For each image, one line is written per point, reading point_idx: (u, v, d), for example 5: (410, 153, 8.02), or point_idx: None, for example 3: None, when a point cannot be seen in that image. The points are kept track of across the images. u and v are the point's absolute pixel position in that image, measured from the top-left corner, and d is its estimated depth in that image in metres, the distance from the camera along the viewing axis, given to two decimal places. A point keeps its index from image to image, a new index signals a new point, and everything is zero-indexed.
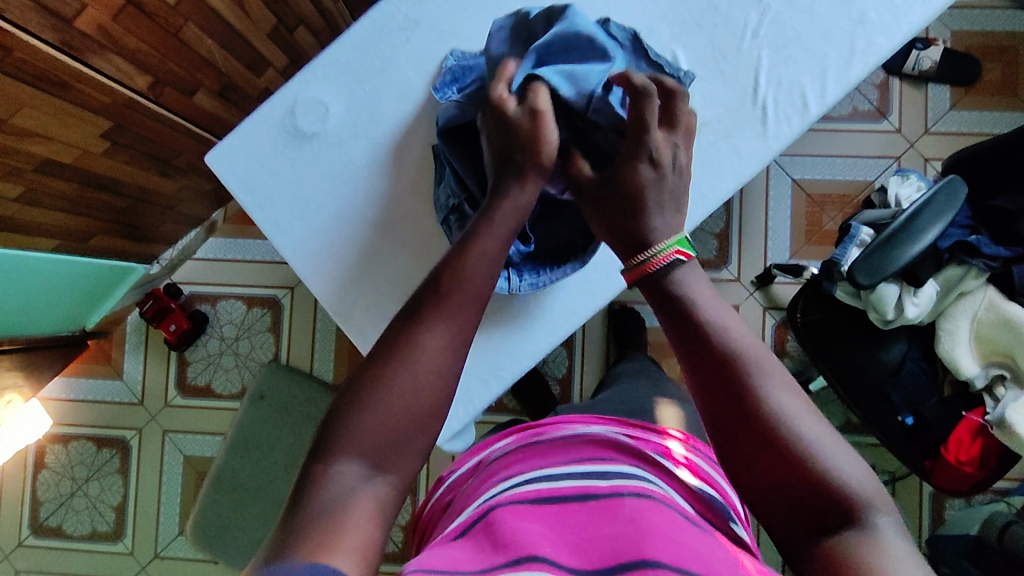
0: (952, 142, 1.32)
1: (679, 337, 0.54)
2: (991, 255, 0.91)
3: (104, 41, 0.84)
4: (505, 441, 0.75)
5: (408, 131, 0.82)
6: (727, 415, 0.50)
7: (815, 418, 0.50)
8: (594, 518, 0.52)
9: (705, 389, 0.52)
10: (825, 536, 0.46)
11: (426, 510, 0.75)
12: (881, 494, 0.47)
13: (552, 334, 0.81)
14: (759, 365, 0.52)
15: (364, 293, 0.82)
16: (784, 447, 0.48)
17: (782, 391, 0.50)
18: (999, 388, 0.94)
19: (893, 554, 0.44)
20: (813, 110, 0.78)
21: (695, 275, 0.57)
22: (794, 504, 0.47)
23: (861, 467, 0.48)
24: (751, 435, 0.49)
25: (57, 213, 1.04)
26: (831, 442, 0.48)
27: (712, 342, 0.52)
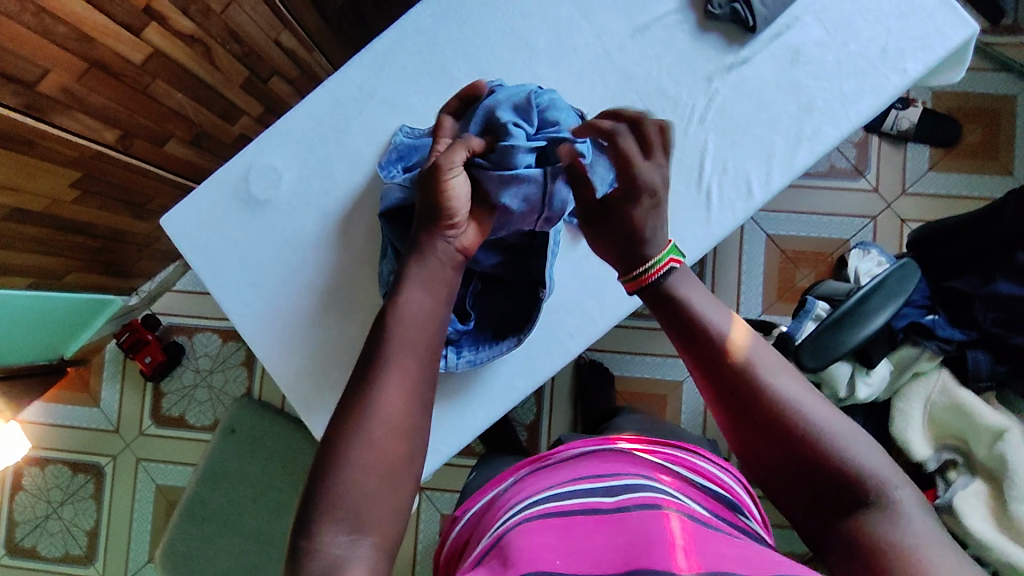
0: (932, 203, 1.32)
1: (680, 335, 0.56)
2: (945, 338, 0.90)
3: (69, 101, 0.85)
4: (517, 475, 0.72)
5: (357, 202, 0.83)
6: (739, 411, 0.51)
7: (822, 400, 0.50)
8: (600, 537, 0.49)
9: (711, 383, 0.53)
10: (851, 520, 0.46)
11: (444, 558, 0.72)
12: (897, 470, 0.47)
13: (492, 410, 0.80)
14: (764, 355, 0.52)
15: (310, 360, 0.82)
16: (797, 432, 0.49)
17: (785, 377, 0.51)
18: (951, 472, 0.94)
19: (917, 533, 0.44)
20: (757, 197, 0.78)
21: (686, 276, 0.59)
22: (810, 493, 0.48)
23: (878, 448, 0.48)
24: (762, 423, 0.50)
25: (33, 255, 1.06)
26: (841, 421, 0.49)
27: (717, 336, 0.54)
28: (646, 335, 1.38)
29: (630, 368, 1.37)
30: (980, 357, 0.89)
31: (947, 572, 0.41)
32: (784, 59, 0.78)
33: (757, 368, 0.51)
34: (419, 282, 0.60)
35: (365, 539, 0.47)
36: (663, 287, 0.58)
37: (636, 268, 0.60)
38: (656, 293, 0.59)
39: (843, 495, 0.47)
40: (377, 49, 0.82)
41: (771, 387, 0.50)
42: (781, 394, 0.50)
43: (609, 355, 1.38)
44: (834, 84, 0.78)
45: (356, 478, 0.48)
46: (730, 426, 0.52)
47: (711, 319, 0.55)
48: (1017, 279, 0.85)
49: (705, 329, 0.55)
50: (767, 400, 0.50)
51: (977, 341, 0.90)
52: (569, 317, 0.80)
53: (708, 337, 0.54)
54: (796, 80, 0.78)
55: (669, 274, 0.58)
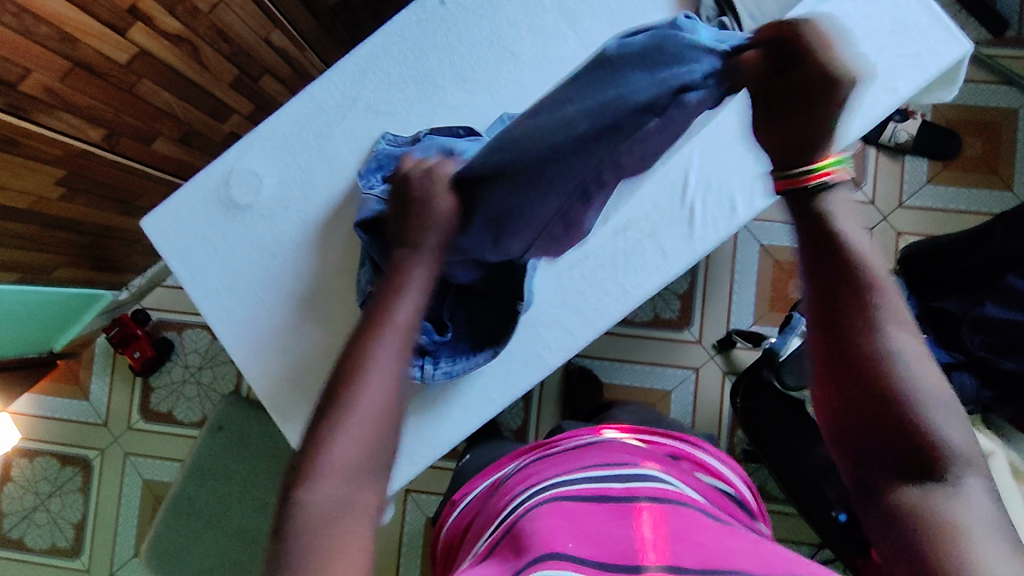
0: (928, 216, 1.30)
1: (812, 254, 0.48)
2: (930, 359, 0.90)
3: (52, 100, 0.85)
4: (519, 462, 0.71)
5: (337, 208, 0.82)
6: (850, 350, 0.45)
7: (931, 362, 0.45)
8: (612, 522, 0.48)
9: (828, 312, 0.46)
10: (911, 485, 0.43)
11: (440, 545, 0.72)
12: (976, 454, 0.44)
13: (466, 423, 0.79)
14: (890, 298, 0.46)
15: (288, 366, 0.82)
16: (895, 386, 0.44)
17: (903, 328, 0.45)
18: None
19: (980, 516, 0.41)
20: (741, 214, 0.77)
21: (841, 193, 0.49)
22: (882, 447, 0.44)
23: (965, 424, 0.44)
24: (868, 367, 0.44)
25: (20, 251, 1.05)
26: (939, 389, 0.44)
27: (855, 263, 0.46)
28: (635, 343, 1.37)
29: (618, 375, 1.36)
30: (965, 380, 0.87)
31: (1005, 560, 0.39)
32: None
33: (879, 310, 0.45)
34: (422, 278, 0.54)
35: (359, 496, 0.45)
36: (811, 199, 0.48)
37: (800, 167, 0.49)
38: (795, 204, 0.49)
39: (915, 463, 0.43)
40: (360, 55, 0.81)
41: (886, 337, 0.45)
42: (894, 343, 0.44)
43: (598, 361, 1.37)
44: None
45: (357, 432, 0.46)
46: (829, 359, 0.46)
47: (853, 242, 0.47)
48: (1005, 303, 0.84)
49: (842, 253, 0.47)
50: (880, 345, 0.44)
51: (963, 364, 0.89)
52: (549, 330, 0.79)
53: (843, 264, 0.46)
54: None
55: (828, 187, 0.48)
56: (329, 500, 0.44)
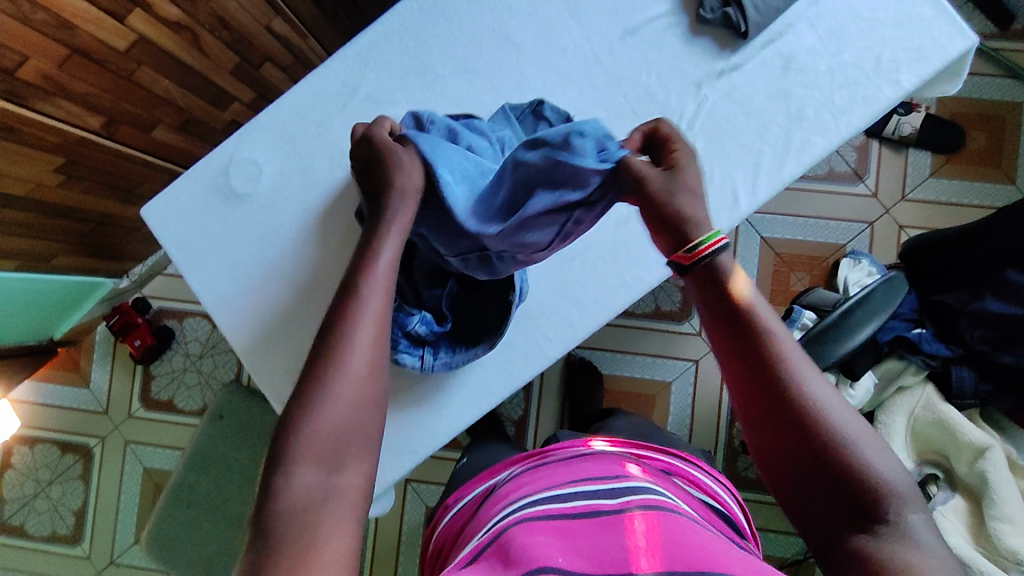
0: (930, 210, 1.30)
1: (727, 330, 0.52)
2: (930, 353, 0.89)
3: (49, 87, 0.84)
4: (514, 469, 0.71)
5: (337, 197, 0.82)
6: (778, 414, 0.49)
7: (854, 415, 0.49)
8: (602, 530, 0.49)
9: (749, 380, 0.51)
10: (867, 539, 0.46)
11: (433, 548, 0.73)
12: (915, 495, 0.47)
13: (466, 414, 0.79)
14: (802, 360, 0.51)
15: (290, 357, 0.81)
16: (826, 443, 0.48)
17: (817, 381, 0.50)
18: (931, 487, 0.91)
19: (932, 557, 0.45)
20: (744, 206, 0.77)
21: (733, 265, 0.54)
22: (829, 504, 0.47)
23: (901, 469, 0.48)
24: (797, 428, 0.48)
25: (17, 239, 1.05)
26: (867, 437, 0.48)
27: (763, 332, 0.51)
28: (636, 334, 1.37)
29: (619, 366, 1.37)
30: (964, 374, 0.87)
31: None
32: (774, 67, 0.77)
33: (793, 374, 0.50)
34: (396, 241, 0.59)
35: (340, 479, 0.46)
36: (714, 272, 0.54)
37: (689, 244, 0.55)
38: (700, 277, 0.54)
39: (862, 515, 0.46)
40: (361, 44, 0.81)
41: (804, 396, 0.49)
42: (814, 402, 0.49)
43: (598, 353, 1.37)
44: (824, 94, 0.76)
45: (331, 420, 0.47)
46: (764, 425, 0.50)
47: (758, 313, 0.52)
48: (1006, 297, 0.84)
49: (751, 326, 0.51)
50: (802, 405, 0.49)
51: (962, 358, 0.89)
52: (549, 321, 0.79)
53: (754, 336, 0.51)
54: (786, 88, 0.77)
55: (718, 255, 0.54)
56: (310, 488, 0.45)
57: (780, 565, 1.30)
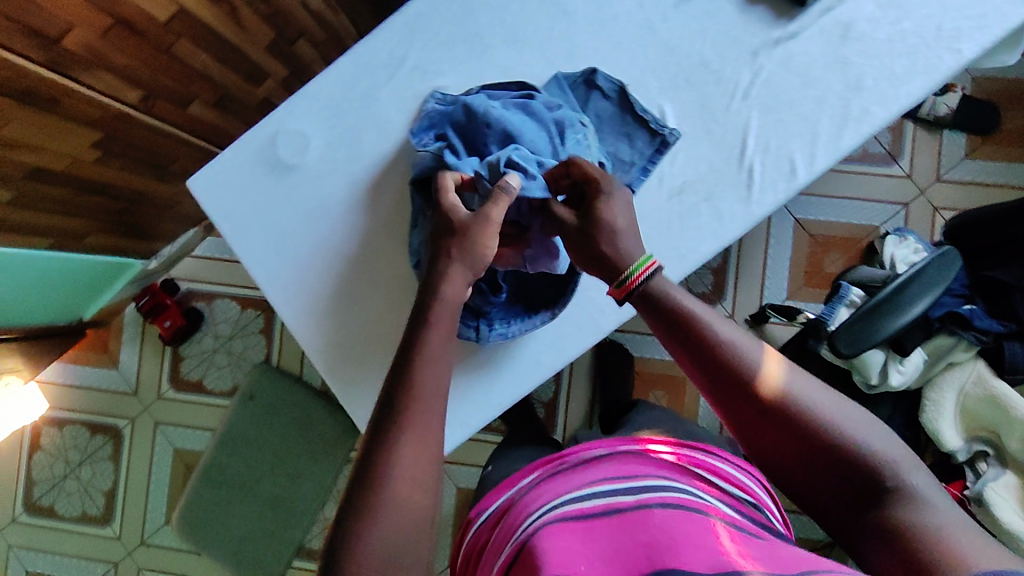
0: (967, 191, 1.26)
1: (682, 343, 0.57)
2: (983, 329, 0.87)
3: (91, 58, 0.83)
4: (533, 477, 0.69)
5: (385, 169, 0.81)
6: (748, 407, 0.53)
7: (820, 388, 0.53)
8: (623, 532, 0.50)
9: (714, 383, 0.55)
10: (869, 503, 0.48)
11: (461, 557, 0.71)
12: (899, 449, 0.49)
13: (518, 386, 0.79)
14: (755, 351, 0.55)
15: (340, 326, 0.82)
16: (800, 420, 0.51)
17: (776, 366, 0.53)
18: (981, 463, 0.92)
19: (927, 503, 0.46)
20: (801, 177, 0.75)
21: (671, 287, 0.61)
22: (826, 478, 0.50)
23: (877, 426, 0.51)
24: (769, 414, 0.52)
25: (51, 215, 1.05)
26: (838, 405, 0.51)
27: (709, 336, 0.56)
28: None
29: (652, 347, 1.36)
30: (1018, 349, 0.87)
31: (962, 533, 0.44)
32: (832, 35, 0.75)
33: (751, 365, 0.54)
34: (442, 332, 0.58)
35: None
36: (655, 297, 0.60)
37: (620, 275, 0.63)
38: (646, 303, 0.61)
39: (856, 480, 0.49)
40: (408, 13, 0.80)
41: (766, 383, 0.53)
42: (777, 387, 0.52)
43: (631, 335, 1.36)
44: (884, 62, 0.75)
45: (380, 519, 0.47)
46: (740, 421, 0.54)
47: (703, 319, 0.57)
48: None
49: (699, 333, 0.56)
50: (766, 394, 0.52)
51: (1015, 333, 0.87)
52: (600, 293, 0.78)
53: (706, 341, 0.56)
54: (845, 57, 0.75)
55: (651, 279, 0.61)
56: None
57: (813, 547, 1.29)
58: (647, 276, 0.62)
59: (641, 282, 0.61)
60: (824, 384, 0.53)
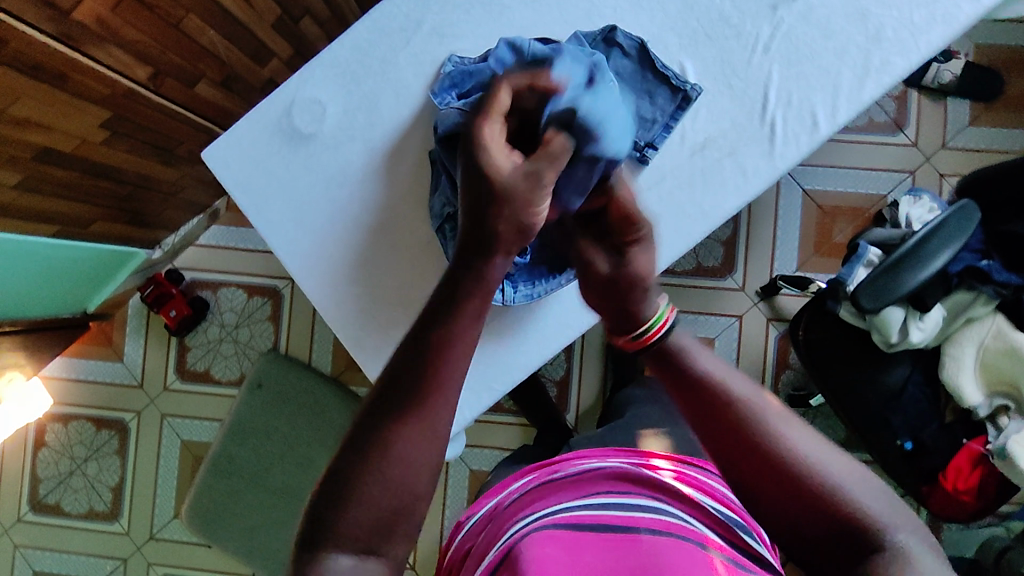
0: (970, 157, 1.27)
1: (698, 412, 0.50)
2: (1002, 282, 0.88)
3: (102, 32, 0.82)
4: (526, 479, 0.72)
5: (405, 135, 0.81)
6: (765, 478, 0.47)
7: (837, 455, 0.48)
8: (609, 551, 0.50)
9: (730, 454, 0.49)
10: None
11: (444, 555, 0.72)
12: (912, 521, 0.46)
13: (545, 348, 0.79)
14: (779, 418, 0.49)
15: (361, 296, 0.81)
16: (820, 490, 0.46)
17: (798, 435, 0.48)
18: (1002, 418, 0.92)
19: None
20: (823, 129, 0.75)
21: (686, 343, 0.54)
22: (840, 550, 0.46)
23: (894, 498, 0.47)
24: (787, 484, 0.47)
25: (56, 200, 1.03)
26: (857, 477, 0.47)
27: (730, 404, 0.49)
28: None
29: None
30: None
31: None
32: None
33: (771, 434, 0.48)
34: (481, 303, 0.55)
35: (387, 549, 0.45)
36: (670, 354, 0.53)
37: (636, 326, 0.55)
38: (660, 362, 0.53)
39: (875, 555, 0.44)
40: None
41: (788, 454, 0.47)
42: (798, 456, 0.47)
43: None
44: (903, 13, 0.75)
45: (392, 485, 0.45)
46: (751, 490, 0.48)
47: (723, 383, 0.51)
48: None
49: (720, 400, 0.50)
50: (789, 465, 0.47)
51: None
52: None
53: (726, 409, 0.49)
54: (864, 9, 0.75)
55: (669, 336, 0.53)
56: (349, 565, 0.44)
57: None
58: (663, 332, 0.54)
59: (657, 336, 0.54)
60: (840, 451, 0.49)
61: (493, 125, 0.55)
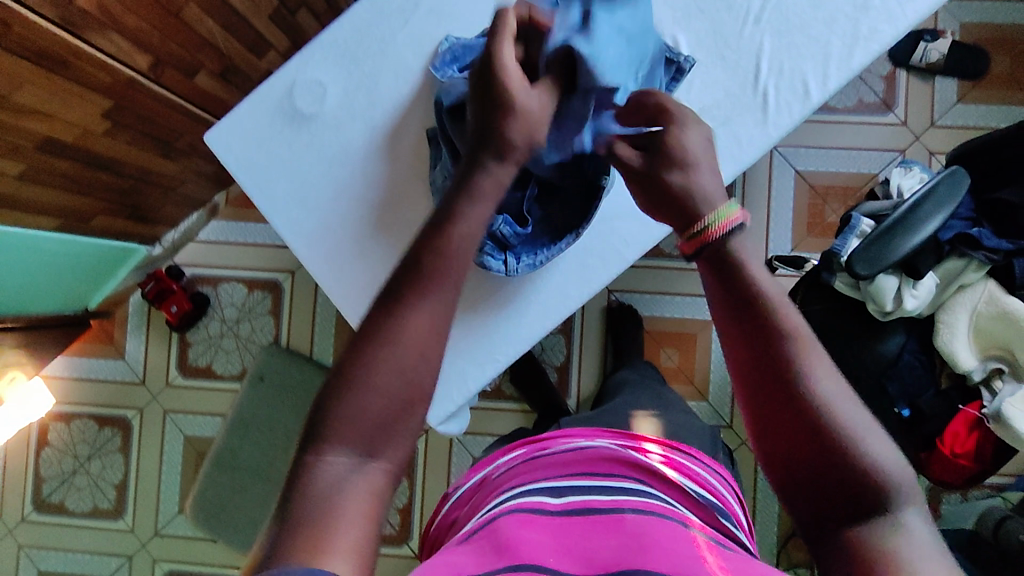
0: (959, 135, 1.30)
1: (732, 316, 0.50)
2: (992, 248, 0.90)
3: (104, 19, 0.83)
4: (513, 453, 0.68)
5: (404, 113, 0.82)
6: (771, 395, 0.47)
7: (853, 400, 0.47)
8: (595, 530, 0.48)
9: (748, 363, 0.48)
10: (858, 524, 0.44)
11: (428, 532, 0.69)
12: (909, 486, 0.45)
13: (548, 318, 0.80)
14: (810, 344, 0.48)
15: (364, 272, 0.82)
16: (819, 422, 0.45)
17: (821, 366, 0.47)
18: (997, 381, 0.93)
19: (916, 549, 0.42)
20: (814, 98, 0.77)
21: (746, 254, 0.51)
22: (818, 488, 0.45)
23: (898, 458, 0.45)
24: (790, 406, 0.46)
25: (57, 192, 1.04)
26: (865, 423, 0.46)
27: (767, 317, 0.49)
28: (675, 274, 1.37)
29: (658, 305, 1.37)
30: None
31: None
32: None
33: (795, 355, 0.47)
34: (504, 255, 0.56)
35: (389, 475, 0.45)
36: (725, 259, 0.51)
37: (694, 224, 0.54)
38: (714, 265, 0.52)
39: (851, 498, 0.44)
40: None
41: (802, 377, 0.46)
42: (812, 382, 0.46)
43: (636, 296, 1.37)
44: None
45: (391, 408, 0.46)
46: (754, 404, 0.48)
47: (767, 300, 0.49)
48: None
49: (756, 312, 0.49)
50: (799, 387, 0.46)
51: None
52: (622, 220, 0.79)
53: (761, 319, 0.49)
54: None
55: (729, 241, 0.51)
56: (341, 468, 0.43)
57: None
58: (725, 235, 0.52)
59: (716, 238, 0.52)
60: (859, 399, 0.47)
61: (507, 41, 0.57)
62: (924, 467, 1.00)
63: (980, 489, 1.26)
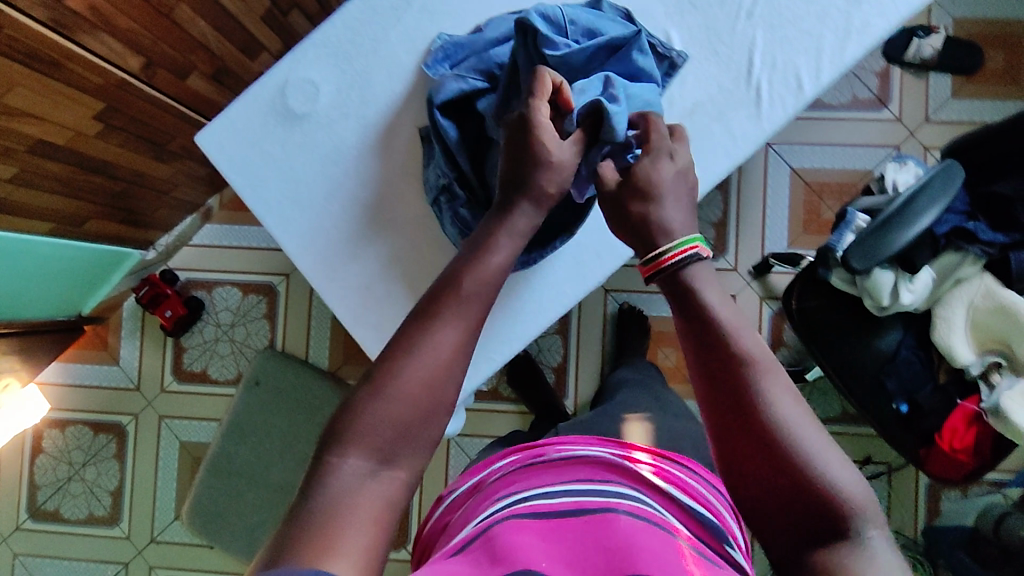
0: (952, 130, 1.30)
1: (690, 337, 0.52)
2: (988, 242, 0.90)
3: (95, 20, 0.82)
4: (506, 459, 0.67)
5: (397, 111, 0.82)
6: (728, 411, 0.48)
7: (811, 419, 0.47)
8: (587, 534, 0.48)
9: (706, 381, 0.50)
10: (815, 542, 0.43)
11: (420, 533, 0.68)
12: (870, 506, 0.44)
13: (543, 318, 0.80)
14: (765, 364, 0.49)
15: (356, 272, 0.82)
16: (773, 438, 0.46)
17: (775, 385, 0.48)
18: (994, 374, 0.92)
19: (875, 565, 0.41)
20: (808, 91, 0.77)
21: (703, 280, 0.54)
22: (778, 505, 0.45)
23: (858, 478, 0.45)
24: (745, 421, 0.47)
25: (51, 195, 1.03)
26: (821, 441, 0.46)
27: (722, 336, 0.51)
28: None
29: (654, 305, 1.36)
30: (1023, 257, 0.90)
31: None
32: None
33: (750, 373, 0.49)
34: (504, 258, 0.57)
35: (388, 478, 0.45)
36: (681, 284, 0.54)
37: (654, 250, 0.57)
38: (671, 289, 0.55)
39: (808, 513, 0.44)
40: None
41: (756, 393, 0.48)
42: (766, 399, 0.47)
43: (630, 295, 1.37)
44: None
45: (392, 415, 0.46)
46: (713, 421, 0.49)
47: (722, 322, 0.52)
48: None
49: (713, 333, 0.51)
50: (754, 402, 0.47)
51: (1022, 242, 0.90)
52: None
53: (717, 339, 0.51)
54: None
55: (685, 266, 0.55)
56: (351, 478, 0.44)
57: None
58: (682, 261, 0.55)
59: (675, 263, 0.55)
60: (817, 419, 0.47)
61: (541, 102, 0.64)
62: (922, 462, 0.97)
63: (980, 486, 1.25)
